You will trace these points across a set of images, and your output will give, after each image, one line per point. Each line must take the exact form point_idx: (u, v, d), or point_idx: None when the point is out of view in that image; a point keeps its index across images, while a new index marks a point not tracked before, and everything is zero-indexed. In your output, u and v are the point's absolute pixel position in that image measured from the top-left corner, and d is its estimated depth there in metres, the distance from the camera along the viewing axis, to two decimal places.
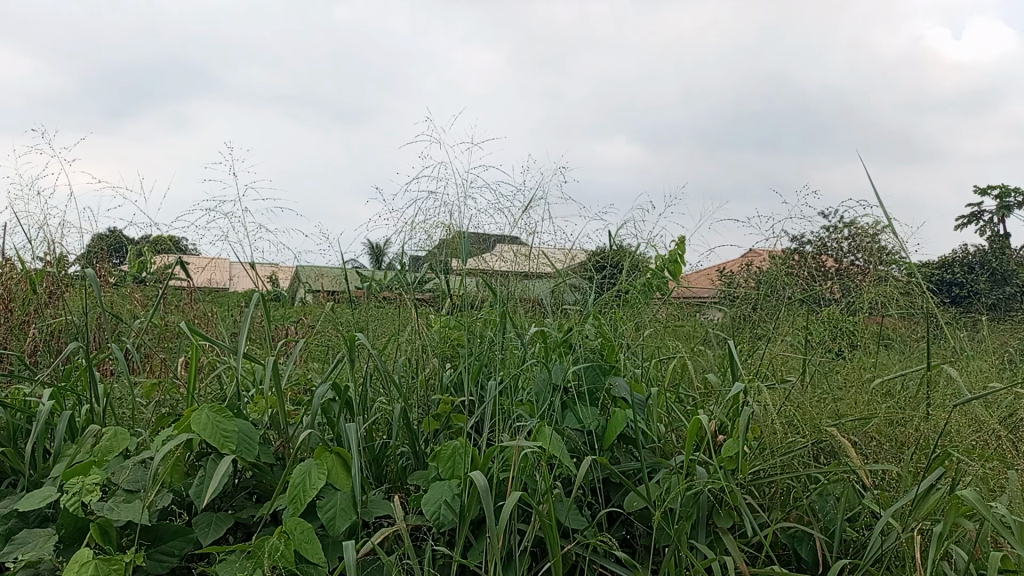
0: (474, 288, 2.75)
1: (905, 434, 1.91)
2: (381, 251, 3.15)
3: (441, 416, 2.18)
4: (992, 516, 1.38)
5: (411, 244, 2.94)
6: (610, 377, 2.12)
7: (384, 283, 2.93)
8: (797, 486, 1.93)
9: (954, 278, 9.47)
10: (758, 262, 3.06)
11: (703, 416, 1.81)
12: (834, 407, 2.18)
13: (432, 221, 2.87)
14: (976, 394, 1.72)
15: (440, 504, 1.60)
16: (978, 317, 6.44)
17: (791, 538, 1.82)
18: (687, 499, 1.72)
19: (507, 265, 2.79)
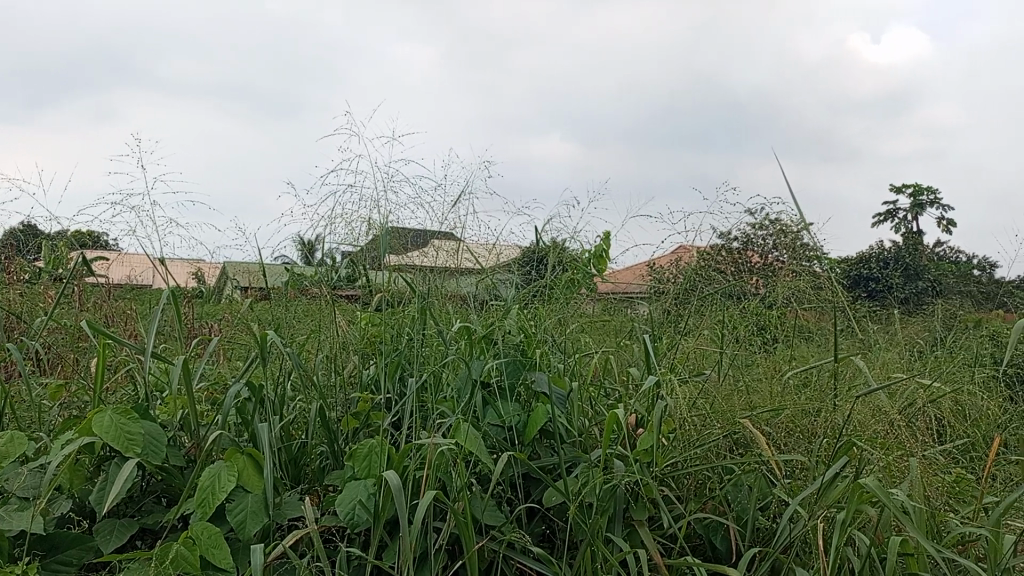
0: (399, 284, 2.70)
1: (815, 424, 1.97)
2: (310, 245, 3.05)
3: (360, 415, 2.15)
4: (891, 502, 1.44)
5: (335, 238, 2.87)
6: (530, 372, 2.13)
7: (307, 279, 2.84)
8: (713, 478, 1.98)
9: (870, 275, 9.86)
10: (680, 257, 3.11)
11: (619, 410, 1.83)
12: (750, 398, 2.23)
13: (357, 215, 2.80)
14: (878, 385, 1.79)
15: (355, 504, 1.58)
16: (891, 311, 6.72)
17: (706, 529, 1.86)
18: (603, 493, 1.74)
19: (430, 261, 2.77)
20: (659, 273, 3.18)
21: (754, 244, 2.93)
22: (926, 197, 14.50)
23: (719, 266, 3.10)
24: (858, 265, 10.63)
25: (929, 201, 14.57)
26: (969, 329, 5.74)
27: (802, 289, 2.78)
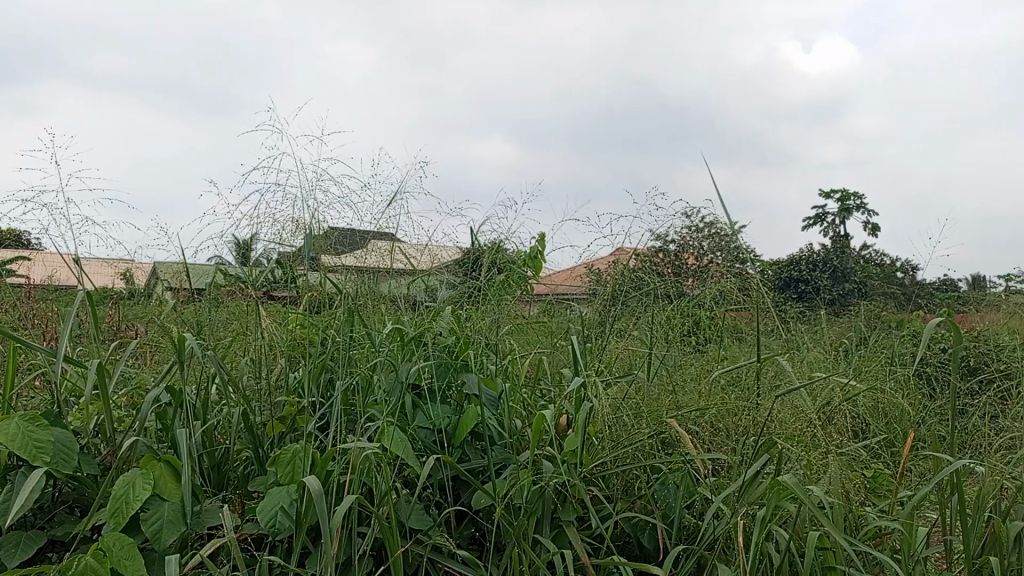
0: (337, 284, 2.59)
1: (739, 423, 2.02)
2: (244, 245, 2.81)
3: (287, 419, 2.10)
4: (807, 500, 1.48)
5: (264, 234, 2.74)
6: (461, 374, 2.11)
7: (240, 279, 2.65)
8: (641, 477, 2.00)
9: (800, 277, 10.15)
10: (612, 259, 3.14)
11: (547, 412, 1.84)
12: (678, 398, 2.26)
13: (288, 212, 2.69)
14: (797, 384, 1.83)
15: (276, 511, 1.54)
16: (818, 312, 6.93)
17: (634, 527, 1.89)
18: (531, 495, 1.74)
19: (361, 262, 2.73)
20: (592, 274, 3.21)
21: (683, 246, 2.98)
22: (852, 201, 14.99)
23: (656, 268, 3.13)
24: (788, 268, 10.94)
25: (858, 206, 15.03)
26: (890, 330, 5.97)
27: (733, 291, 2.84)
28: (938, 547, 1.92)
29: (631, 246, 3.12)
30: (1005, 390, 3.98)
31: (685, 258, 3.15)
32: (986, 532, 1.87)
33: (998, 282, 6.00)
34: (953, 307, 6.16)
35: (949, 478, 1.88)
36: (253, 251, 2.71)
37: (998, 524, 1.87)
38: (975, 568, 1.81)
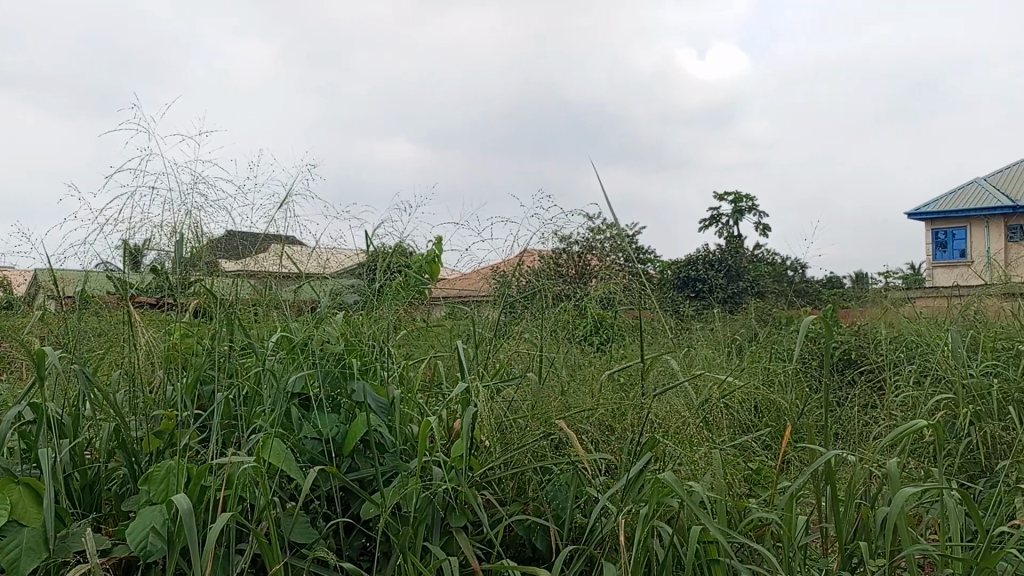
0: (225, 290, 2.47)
1: (624, 422, 2.06)
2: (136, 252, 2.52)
3: (165, 434, 1.98)
4: (684, 496, 1.53)
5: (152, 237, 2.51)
6: (351, 382, 2.05)
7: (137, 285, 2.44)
8: (532, 478, 2.02)
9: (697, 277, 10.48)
10: (506, 261, 3.15)
11: (433, 418, 1.82)
12: (570, 399, 2.29)
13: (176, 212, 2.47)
14: (675, 383, 1.89)
15: (148, 532, 1.47)
16: (713, 310, 7.17)
17: (527, 529, 1.91)
18: (420, 502, 1.73)
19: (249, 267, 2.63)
20: (487, 277, 3.20)
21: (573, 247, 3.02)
22: (745, 202, 15.58)
23: (560, 269, 3.13)
24: (686, 267, 11.28)
25: (750, 207, 15.65)
26: (779, 327, 6.24)
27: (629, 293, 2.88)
28: (814, 534, 2.01)
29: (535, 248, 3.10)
30: (881, 380, 4.21)
31: (588, 260, 3.15)
32: (857, 518, 1.97)
33: (876, 279, 6.36)
34: (837, 302, 6.49)
35: (823, 468, 1.97)
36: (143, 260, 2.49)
37: (867, 509, 1.97)
38: (847, 552, 1.91)
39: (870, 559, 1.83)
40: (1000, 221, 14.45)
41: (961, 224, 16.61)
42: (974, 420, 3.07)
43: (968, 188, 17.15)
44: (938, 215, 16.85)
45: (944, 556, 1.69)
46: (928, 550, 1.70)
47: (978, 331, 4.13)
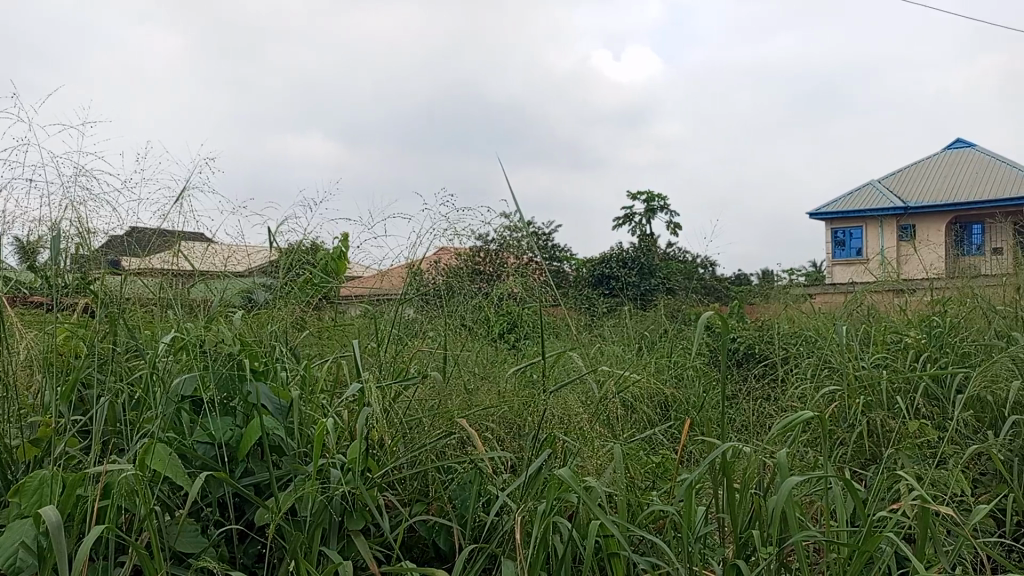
0: (114, 289, 2.35)
1: (525, 419, 2.06)
2: (27, 247, 2.35)
3: (43, 441, 1.85)
4: (578, 493, 1.54)
5: (38, 232, 2.36)
6: (246, 383, 1.98)
7: (28, 286, 2.34)
8: (435, 478, 2.00)
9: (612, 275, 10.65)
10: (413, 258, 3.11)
11: (329, 420, 1.78)
12: (475, 397, 2.28)
13: (60, 205, 2.33)
14: (572, 381, 1.91)
15: (16, 547, 1.38)
16: (627, 307, 7.30)
17: (429, 531, 1.90)
18: (317, 506, 1.68)
19: (142, 264, 2.52)
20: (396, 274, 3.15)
21: (479, 245, 3.01)
22: (657, 201, 15.94)
23: (477, 267, 3.10)
24: (600, 265, 11.45)
25: (663, 206, 15.99)
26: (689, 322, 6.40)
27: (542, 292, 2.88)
28: (712, 525, 2.07)
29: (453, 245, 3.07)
30: (782, 374, 4.37)
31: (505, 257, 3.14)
32: (751, 507, 2.04)
33: (781, 275, 6.60)
34: (744, 298, 6.70)
35: (719, 461, 2.03)
36: (37, 255, 2.34)
37: (761, 498, 2.04)
38: (742, 541, 1.97)
39: (763, 547, 1.89)
40: (893, 221, 15.25)
41: (858, 224, 17.46)
42: (865, 410, 3.23)
43: (864, 189, 18.03)
44: (836, 215, 17.66)
45: (829, 542, 1.77)
46: (815, 537, 1.77)
47: (871, 326, 4.34)
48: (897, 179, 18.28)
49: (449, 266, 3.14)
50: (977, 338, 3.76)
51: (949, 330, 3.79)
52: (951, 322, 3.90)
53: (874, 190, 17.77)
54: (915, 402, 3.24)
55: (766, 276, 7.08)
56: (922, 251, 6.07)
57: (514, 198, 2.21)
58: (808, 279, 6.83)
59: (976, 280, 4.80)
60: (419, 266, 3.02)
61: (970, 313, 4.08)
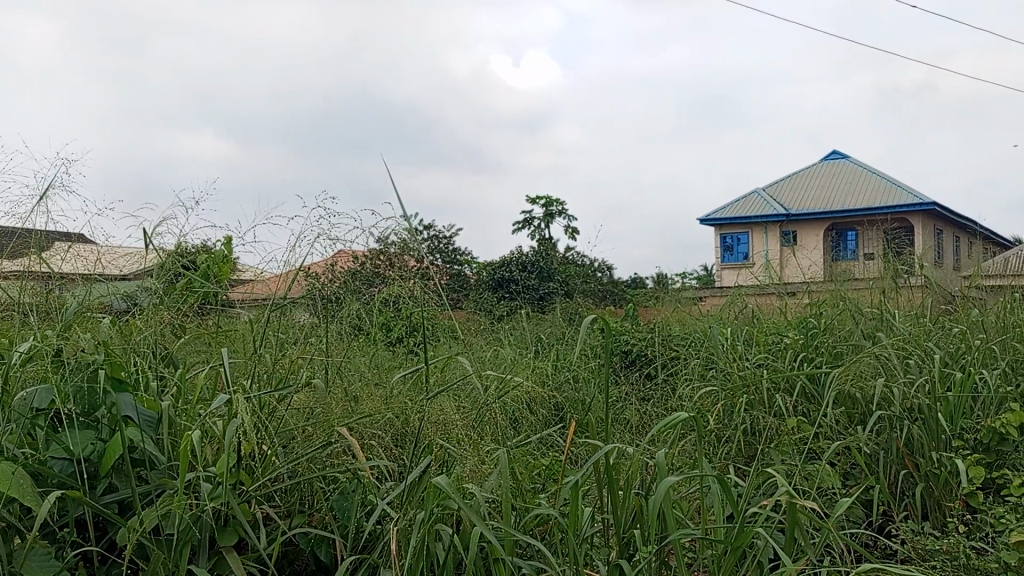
0: None
1: (409, 427, 2.04)
2: None
3: None
4: (455, 503, 1.52)
5: None
6: (111, 393, 1.85)
7: None
8: (317, 489, 1.94)
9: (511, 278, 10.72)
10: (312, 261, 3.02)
11: (195, 433, 1.65)
12: (359, 404, 2.23)
13: None
14: (452, 387, 1.89)
15: None
16: (525, 310, 7.35)
17: (310, 543, 1.84)
18: (183, 524, 1.59)
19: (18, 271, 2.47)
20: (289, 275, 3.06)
21: (370, 250, 2.96)
22: (556, 206, 16.16)
23: (369, 271, 3.05)
24: (500, 269, 11.47)
25: (560, 211, 16.23)
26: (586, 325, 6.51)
27: (434, 296, 2.86)
28: (597, 525, 2.10)
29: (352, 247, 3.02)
30: (672, 374, 4.50)
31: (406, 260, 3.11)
32: (634, 507, 2.08)
33: (674, 279, 6.80)
34: (638, 301, 6.87)
35: (600, 462, 2.05)
36: None
37: (642, 498, 2.08)
38: (624, 541, 2.01)
39: (643, 546, 1.93)
40: (777, 227, 16.02)
41: (745, 230, 18.27)
42: (747, 409, 3.36)
43: (751, 196, 18.86)
44: (724, 222, 18.41)
45: (705, 539, 1.82)
46: (691, 534, 1.83)
47: (753, 327, 4.52)
48: (780, 188, 19.22)
49: (347, 268, 3.09)
50: (847, 338, 3.99)
51: (822, 331, 3.99)
52: (825, 323, 4.12)
53: (759, 198, 18.62)
54: (791, 400, 3.40)
55: (659, 280, 7.29)
56: (801, 256, 6.40)
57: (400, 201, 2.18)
58: (697, 281, 7.08)
59: (848, 283, 5.09)
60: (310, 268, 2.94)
61: (841, 314, 4.32)
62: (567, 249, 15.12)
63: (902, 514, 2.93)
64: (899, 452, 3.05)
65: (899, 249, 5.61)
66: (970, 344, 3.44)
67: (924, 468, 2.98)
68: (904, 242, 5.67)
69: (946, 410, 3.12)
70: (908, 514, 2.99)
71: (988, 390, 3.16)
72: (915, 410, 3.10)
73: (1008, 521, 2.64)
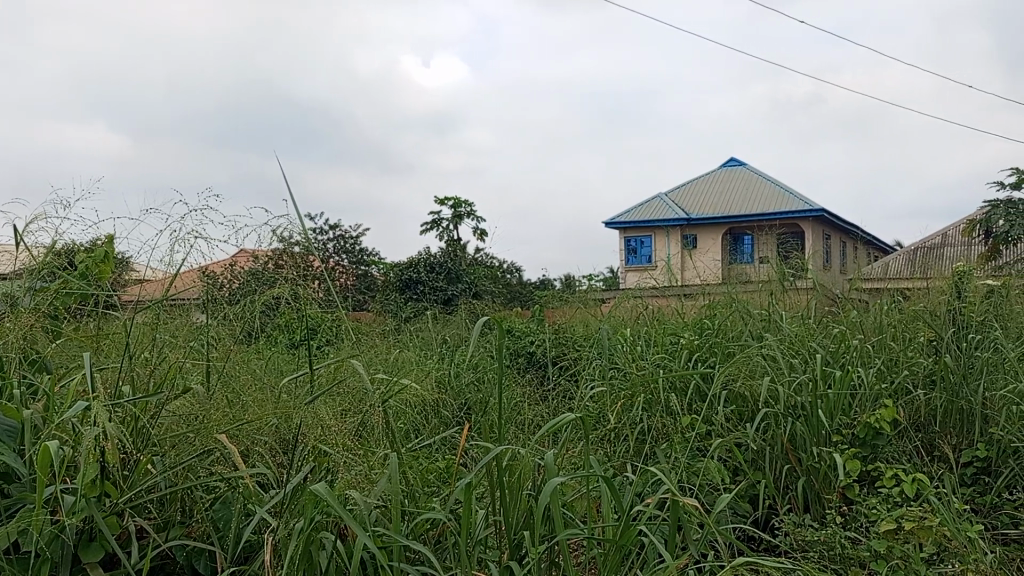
0: None
1: (297, 434, 1.98)
2: None
3: None
4: (333, 511, 1.48)
5: None
6: None
7: None
8: (198, 498, 1.86)
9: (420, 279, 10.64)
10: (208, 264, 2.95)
11: (53, 443, 1.53)
12: (246, 409, 2.15)
13: None
14: (338, 390, 1.86)
15: None
16: (432, 312, 7.28)
17: (189, 555, 1.76)
18: (42, 541, 1.50)
19: None
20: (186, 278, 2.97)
21: (267, 250, 2.90)
22: (464, 207, 16.09)
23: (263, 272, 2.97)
24: (408, 269, 11.20)
25: (469, 212, 16.21)
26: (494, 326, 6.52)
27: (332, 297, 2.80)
28: (489, 527, 2.09)
29: (252, 247, 2.93)
30: (574, 375, 4.54)
31: (310, 261, 3.04)
32: (525, 508, 2.08)
33: (579, 281, 6.88)
34: (544, 302, 6.91)
35: (490, 464, 2.05)
36: None
37: (532, 500, 2.09)
38: (515, 542, 2.02)
39: (532, 548, 1.93)
40: (679, 232, 16.49)
41: (649, 233, 18.76)
42: (644, 409, 3.44)
43: (653, 201, 19.36)
44: (629, 225, 18.85)
45: (591, 538, 1.84)
46: (577, 534, 1.84)
47: (652, 328, 4.63)
48: (681, 193, 19.80)
49: (246, 268, 3.00)
50: (739, 338, 4.13)
51: (716, 332, 4.12)
52: (718, 325, 4.25)
53: (662, 203, 19.13)
54: (685, 399, 3.50)
55: (567, 281, 7.39)
56: (699, 259, 6.60)
57: (291, 200, 2.12)
58: (602, 283, 7.20)
59: (741, 286, 5.29)
60: (205, 268, 2.84)
61: (733, 315, 4.47)
62: (476, 251, 15.11)
63: (785, 507, 3.06)
64: (783, 448, 3.18)
65: (788, 253, 5.86)
66: (848, 344, 3.61)
67: (805, 463, 3.11)
68: (792, 246, 5.94)
69: (826, 407, 3.26)
70: (791, 507, 3.12)
71: (864, 388, 3.33)
72: (798, 408, 3.24)
73: (879, 511, 2.80)
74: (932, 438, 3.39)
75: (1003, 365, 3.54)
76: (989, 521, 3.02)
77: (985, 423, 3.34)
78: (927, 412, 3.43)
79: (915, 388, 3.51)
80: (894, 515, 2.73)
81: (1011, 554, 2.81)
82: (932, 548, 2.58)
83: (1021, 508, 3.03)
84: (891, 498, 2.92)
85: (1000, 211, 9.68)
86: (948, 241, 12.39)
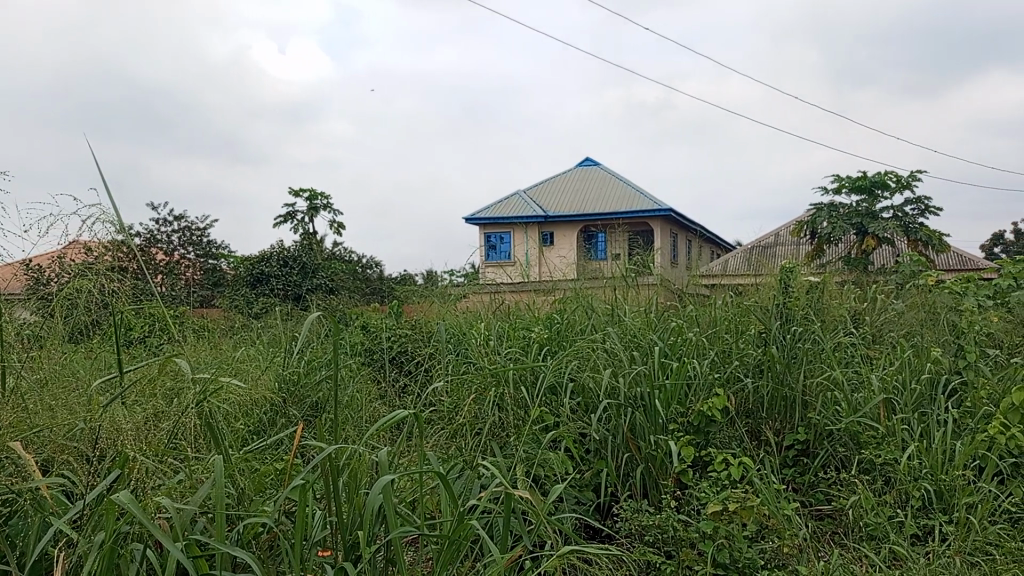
0: None
1: (107, 441, 1.83)
2: None
3: None
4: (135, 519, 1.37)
5: None
6: None
7: None
8: None
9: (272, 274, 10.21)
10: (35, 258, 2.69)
11: None
12: (51, 414, 1.96)
13: None
14: (152, 390, 1.73)
15: None
16: (284, 308, 7.00)
17: None
18: None
19: None
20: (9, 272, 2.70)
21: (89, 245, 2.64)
22: (320, 200, 15.65)
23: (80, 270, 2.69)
24: (258, 264, 10.71)
25: (326, 205, 15.76)
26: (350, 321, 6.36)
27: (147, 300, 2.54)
28: (326, 529, 2.02)
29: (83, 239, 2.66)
30: (428, 370, 4.50)
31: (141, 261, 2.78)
32: (360, 507, 2.02)
33: (439, 277, 6.84)
34: (402, 298, 6.82)
35: (324, 464, 1.97)
36: None
37: (367, 498, 2.03)
38: (350, 544, 1.97)
39: (365, 547, 1.88)
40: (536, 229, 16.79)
41: (508, 229, 19.03)
42: (495, 402, 3.45)
43: (512, 198, 19.60)
44: (488, 222, 18.99)
45: (423, 536, 1.81)
46: (410, 532, 1.81)
47: (505, 323, 4.66)
48: (538, 190, 20.17)
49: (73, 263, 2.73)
50: (587, 332, 4.23)
51: (566, 328, 4.20)
52: (568, 320, 4.34)
53: (521, 200, 19.42)
54: (533, 392, 3.53)
55: (425, 276, 7.34)
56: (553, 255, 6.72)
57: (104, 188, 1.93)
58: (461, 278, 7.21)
59: (589, 281, 5.44)
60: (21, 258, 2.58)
61: (582, 310, 4.57)
62: (334, 245, 14.71)
63: (625, 493, 3.17)
64: (624, 437, 3.29)
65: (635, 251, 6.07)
66: (684, 337, 3.78)
67: (644, 450, 3.23)
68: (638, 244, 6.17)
69: (663, 397, 3.38)
70: (631, 493, 3.23)
71: (698, 378, 3.49)
72: (637, 399, 3.36)
73: (708, 494, 2.94)
74: (758, 424, 3.60)
75: (820, 355, 3.82)
76: (806, 498, 3.27)
77: (804, 409, 3.60)
78: (755, 400, 3.64)
79: (745, 376, 3.71)
80: (720, 497, 2.83)
81: (823, 528, 3.05)
82: (753, 527, 2.73)
83: (833, 485, 3.30)
84: (719, 481, 3.08)
85: (823, 214, 10.50)
86: (780, 242, 13.39)
